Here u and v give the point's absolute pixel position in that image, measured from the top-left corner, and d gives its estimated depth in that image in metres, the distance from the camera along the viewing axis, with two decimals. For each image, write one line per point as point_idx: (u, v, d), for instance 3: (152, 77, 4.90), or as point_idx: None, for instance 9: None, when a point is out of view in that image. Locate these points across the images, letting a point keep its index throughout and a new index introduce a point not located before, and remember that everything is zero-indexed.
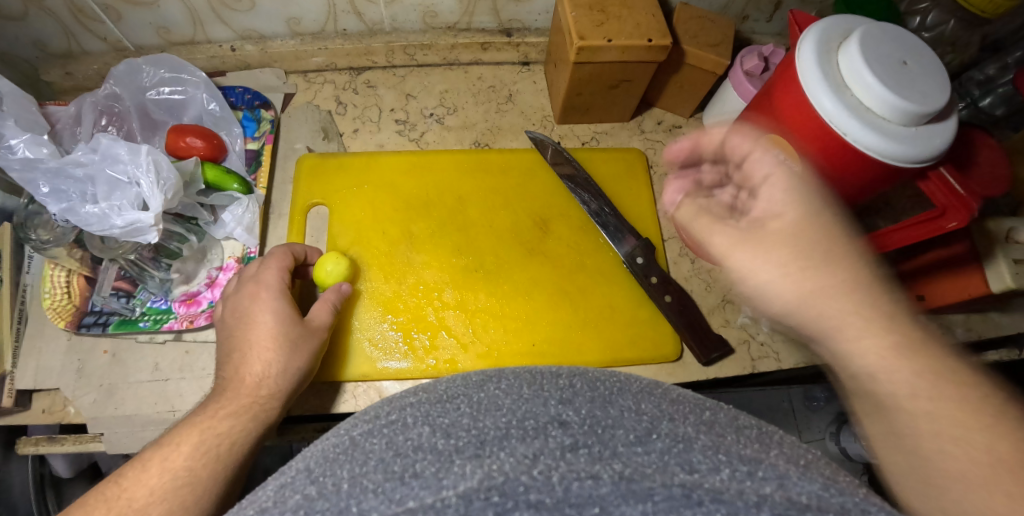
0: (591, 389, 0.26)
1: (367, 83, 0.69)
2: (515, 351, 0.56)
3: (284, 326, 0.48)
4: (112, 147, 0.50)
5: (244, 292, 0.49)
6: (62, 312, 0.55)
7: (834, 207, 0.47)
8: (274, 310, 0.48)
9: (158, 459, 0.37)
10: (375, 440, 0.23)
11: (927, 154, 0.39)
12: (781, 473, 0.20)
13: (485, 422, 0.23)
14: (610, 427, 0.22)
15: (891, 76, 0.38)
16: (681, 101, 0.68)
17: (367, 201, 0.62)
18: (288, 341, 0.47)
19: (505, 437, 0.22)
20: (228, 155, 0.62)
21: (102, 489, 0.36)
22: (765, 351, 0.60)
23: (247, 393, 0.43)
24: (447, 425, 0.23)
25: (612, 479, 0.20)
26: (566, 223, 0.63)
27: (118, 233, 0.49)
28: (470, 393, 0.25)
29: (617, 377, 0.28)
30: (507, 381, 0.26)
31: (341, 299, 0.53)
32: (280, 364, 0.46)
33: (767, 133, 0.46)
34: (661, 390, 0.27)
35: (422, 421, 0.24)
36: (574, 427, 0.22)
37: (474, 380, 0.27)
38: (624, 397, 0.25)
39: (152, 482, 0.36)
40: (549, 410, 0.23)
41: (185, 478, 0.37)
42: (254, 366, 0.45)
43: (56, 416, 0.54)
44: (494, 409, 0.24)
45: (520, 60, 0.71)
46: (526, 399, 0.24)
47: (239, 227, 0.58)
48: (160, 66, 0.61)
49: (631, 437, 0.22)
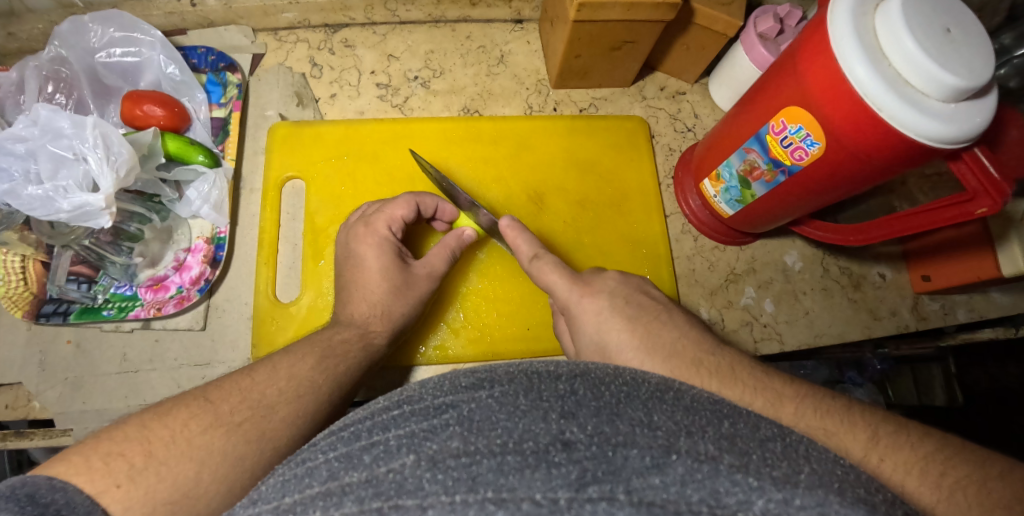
0: (595, 396, 0.23)
1: (345, 43, 0.63)
2: (508, 336, 0.54)
3: (392, 273, 0.48)
4: (53, 120, 0.45)
5: (354, 234, 0.49)
6: (18, 301, 0.51)
7: (852, 187, 0.44)
8: (381, 255, 0.48)
9: (286, 365, 0.39)
10: (355, 472, 0.21)
11: (967, 134, 0.35)
12: (819, 501, 0.19)
13: (479, 446, 0.21)
14: (622, 446, 0.20)
15: (933, 42, 0.34)
16: (686, 66, 0.63)
17: (346, 174, 0.57)
18: (395, 283, 0.48)
19: (502, 467, 0.19)
20: (191, 124, 0.56)
21: (236, 379, 0.36)
22: (768, 332, 0.59)
23: (356, 329, 0.45)
24: (435, 452, 0.21)
25: (629, 502, 0.18)
26: (563, 198, 0.59)
27: (66, 217, 0.44)
28: (460, 405, 0.23)
29: (623, 378, 0.25)
30: (501, 389, 0.24)
31: (460, 247, 0.52)
32: (384, 306, 0.47)
33: (787, 105, 0.42)
34: (673, 393, 0.24)
35: (406, 448, 0.21)
36: (579, 451, 0.20)
37: (465, 385, 0.25)
38: (635, 406, 0.23)
39: (283, 383, 0.37)
40: (550, 429, 0.21)
41: (307, 386, 0.38)
42: (361, 306, 0.47)
43: (20, 411, 0.52)
44: (487, 428, 0.21)
45: (513, 17, 0.65)
46: (524, 415, 0.22)
47: (206, 205, 0.54)
48: (108, 24, 0.55)
49: (645, 461, 0.19)
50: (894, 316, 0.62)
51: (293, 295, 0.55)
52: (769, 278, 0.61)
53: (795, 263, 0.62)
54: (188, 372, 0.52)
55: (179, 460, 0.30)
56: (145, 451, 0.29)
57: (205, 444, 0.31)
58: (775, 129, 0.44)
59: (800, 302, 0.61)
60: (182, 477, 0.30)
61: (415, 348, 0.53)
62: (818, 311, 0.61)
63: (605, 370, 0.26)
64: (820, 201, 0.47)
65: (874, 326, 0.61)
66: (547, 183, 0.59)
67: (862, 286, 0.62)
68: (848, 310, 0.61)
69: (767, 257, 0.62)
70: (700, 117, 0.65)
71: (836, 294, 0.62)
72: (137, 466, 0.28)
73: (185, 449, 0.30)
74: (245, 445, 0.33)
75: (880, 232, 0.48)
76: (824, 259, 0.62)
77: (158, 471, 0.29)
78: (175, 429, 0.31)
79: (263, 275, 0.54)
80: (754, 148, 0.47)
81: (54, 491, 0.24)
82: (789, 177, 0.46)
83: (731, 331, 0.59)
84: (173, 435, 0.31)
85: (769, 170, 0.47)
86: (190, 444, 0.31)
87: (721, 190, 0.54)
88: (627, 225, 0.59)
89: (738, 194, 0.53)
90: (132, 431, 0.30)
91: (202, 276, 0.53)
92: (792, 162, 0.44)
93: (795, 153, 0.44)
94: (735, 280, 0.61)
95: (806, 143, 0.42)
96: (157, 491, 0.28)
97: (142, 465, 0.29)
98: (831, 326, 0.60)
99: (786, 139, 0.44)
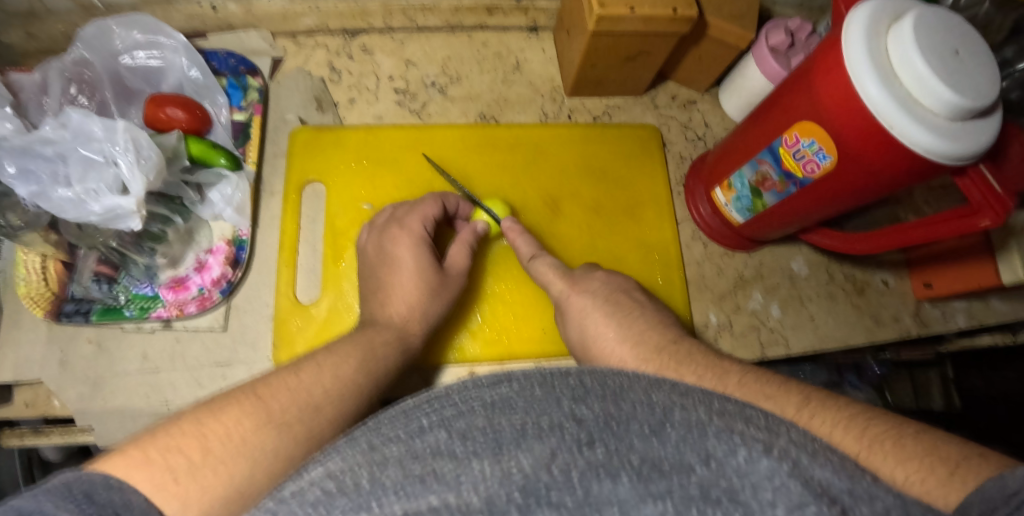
0: (602, 386, 0.26)
1: (363, 48, 0.64)
2: (524, 338, 0.55)
3: (424, 273, 0.50)
4: (85, 124, 0.46)
5: (388, 235, 0.51)
6: (41, 301, 0.52)
7: (861, 200, 0.46)
8: (416, 256, 0.50)
9: (331, 367, 0.40)
10: (393, 446, 0.23)
11: (972, 151, 0.37)
12: (819, 462, 0.21)
13: (500, 422, 0.23)
14: (625, 421, 0.23)
15: (942, 63, 0.35)
16: (698, 75, 0.64)
17: (367, 179, 0.58)
18: (428, 287, 0.50)
19: (522, 439, 0.22)
20: (212, 127, 0.57)
21: (282, 376, 0.38)
22: (774, 336, 0.61)
23: (393, 330, 0.47)
24: (463, 429, 0.23)
25: (631, 478, 0.20)
26: (577, 204, 0.60)
27: (97, 220, 0.45)
28: (483, 394, 0.25)
29: (626, 373, 0.28)
30: (518, 380, 0.26)
31: (474, 240, 0.54)
32: (421, 310, 0.49)
33: (800, 120, 0.44)
34: (670, 382, 0.27)
35: (439, 425, 0.24)
36: (590, 424, 0.23)
37: (485, 380, 0.27)
38: (635, 390, 0.25)
39: (328, 383, 0.39)
40: (563, 410, 0.23)
41: (349, 387, 0.40)
42: (398, 307, 0.48)
43: (40, 409, 0.53)
44: (509, 409, 0.24)
45: (528, 25, 0.66)
46: (540, 399, 0.24)
47: (229, 207, 0.55)
48: (133, 28, 0.56)
49: (645, 429, 0.22)
50: (896, 321, 0.63)
51: (313, 296, 0.56)
52: (776, 283, 0.63)
53: (801, 269, 0.64)
54: (209, 371, 0.53)
55: (234, 457, 0.31)
56: (201, 447, 0.30)
57: (258, 443, 0.33)
58: (788, 142, 0.46)
59: (806, 307, 0.62)
60: (236, 474, 0.31)
61: (438, 350, 0.54)
62: (823, 317, 0.62)
63: (609, 369, 0.28)
64: (826, 212, 0.49)
65: (877, 330, 0.63)
66: (562, 190, 0.60)
67: (866, 292, 0.64)
68: (852, 315, 0.63)
69: (773, 263, 0.64)
70: (710, 126, 0.66)
71: (840, 299, 0.63)
72: (195, 463, 0.29)
73: (239, 446, 0.32)
74: (294, 445, 0.35)
75: (869, 247, 0.51)
76: (830, 265, 0.64)
77: (215, 470, 0.30)
78: (230, 426, 0.32)
79: (284, 277, 0.55)
80: (766, 160, 0.49)
81: (110, 490, 0.24)
82: (800, 189, 0.47)
83: (739, 336, 0.60)
84: (228, 432, 0.32)
85: (781, 181, 0.49)
86: (244, 441, 0.32)
87: (732, 198, 0.56)
88: (642, 230, 0.60)
89: (749, 203, 0.54)
90: (187, 426, 0.31)
91: (223, 278, 0.54)
92: (804, 174, 0.46)
93: (807, 166, 0.45)
94: (743, 285, 0.62)
95: (818, 157, 0.44)
96: (213, 487, 0.29)
97: (199, 461, 0.29)
98: (835, 331, 0.62)
99: (798, 152, 0.45)
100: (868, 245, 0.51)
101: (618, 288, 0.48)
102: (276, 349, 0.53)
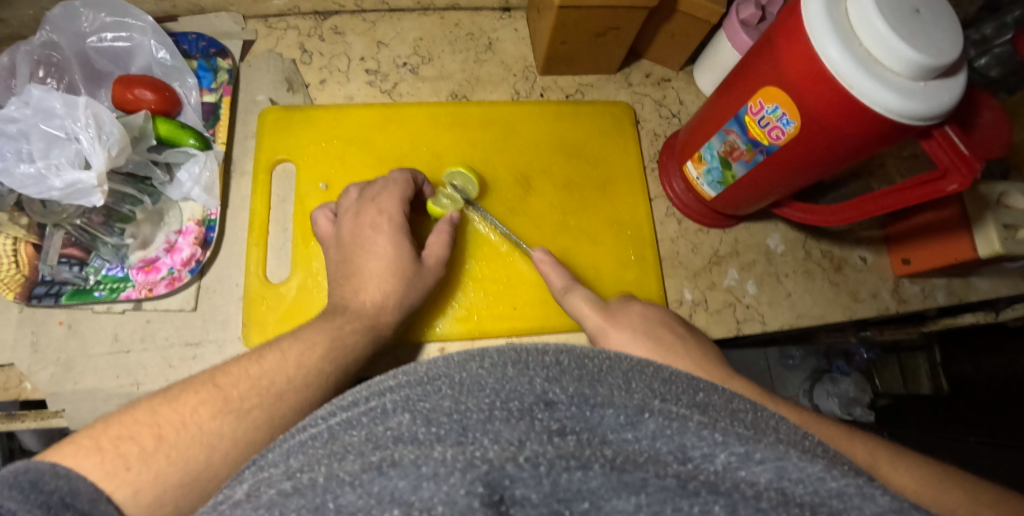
0: (579, 366, 0.25)
1: (335, 30, 0.64)
2: (495, 315, 0.55)
3: (401, 257, 0.49)
4: (46, 100, 0.46)
5: (366, 219, 0.50)
6: (11, 283, 0.51)
7: (827, 168, 0.45)
8: (395, 243, 0.50)
9: (295, 354, 0.40)
10: (354, 433, 0.22)
11: (935, 111, 0.37)
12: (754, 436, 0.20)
13: (468, 404, 0.22)
14: (599, 406, 0.22)
15: (902, 21, 0.35)
16: (672, 52, 0.64)
17: (337, 158, 0.58)
18: (405, 275, 0.49)
19: (488, 422, 0.21)
20: (182, 109, 0.57)
21: (244, 365, 0.38)
22: (750, 313, 0.60)
23: (365, 320, 0.45)
24: (428, 411, 0.22)
25: (603, 468, 0.19)
26: (549, 182, 0.60)
27: (57, 195, 0.45)
28: (452, 374, 0.24)
29: (608, 356, 0.27)
30: (490, 359, 0.25)
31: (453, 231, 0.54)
32: (396, 296, 0.48)
33: (763, 86, 0.43)
34: (653, 368, 0.26)
35: (403, 409, 0.22)
36: (560, 409, 0.21)
37: (456, 359, 0.26)
38: (612, 374, 0.24)
39: (290, 371, 0.39)
40: (535, 390, 0.22)
41: (315, 376, 0.40)
42: (369, 289, 0.47)
43: (12, 392, 0.52)
44: (477, 390, 0.23)
45: (501, 5, 0.66)
46: (510, 379, 0.23)
47: (197, 187, 0.55)
48: (100, 9, 0.55)
49: (620, 420, 0.21)
50: (875, 298, 0.63)
51: (283, 276, 0.56)
52: (752, 260, 0.63)
53: (777, 246, 0.63)
54: (179, 351, 0.52)
55: (189, 444, 0.32)
56: (155, 434, 0.31)
57: (214, 430, 0.33)
58: (753, 109, 0.45)
59: (783, 283, 0.62)
60: (193, 460, 0.31)
61: (410, 329, 0.54)
62: (800, 293, 0.62)
63: (590, 350, 0.27)
64: (795, 183, 0.49)
65: (856, 307, 0.62)
66: (534, 167, 0.60)
67: (844, 269, 0.63)
68: (830, 292, 0.62)
69: (749, 240, 0.63)
70: (685, 103, 0.66)
71: (818, 276, 0.63)
72: (147, 449, 0.30)
73: (196, 434, 0.32)
74: (254, 431, 0.34)
75: (849, 216, 0.50)
76: (807, 242, 0.64)
77: (168, 454, 0.31)
78: (185, 414, 0.33)
79: (253, 256, 0.54)
80: (733, 130, 0.49)
81: (58, 477, 0.25)
82: (766, 156, 0.47)
83: (714, 313, 0.60)
84: (183, 420, 0.32)
85: (748, 150, 0.48)
86: (200, 429, 0.32)
87: (703, 172, 0.56)
88: (615, 206, 0.60)
89: (720, 175, 0.54)
90: (142, 415, 0.32)
91: (193, 258, 0.54)
92: (770, 141, 0.46)
93: (772, 133, 0.45)
94: (719, 262, 0.62)
95: (781, 122, 0.43)
96: (168, 472, 0.30)
97: (153, 447, 0.30)
98: (812, 308, 0.62)
99: (763, 119, 0.45)
100: (846, 213, 0.50)
101: (655, 321, 0.43)
102: (246, 329, 0.53)
